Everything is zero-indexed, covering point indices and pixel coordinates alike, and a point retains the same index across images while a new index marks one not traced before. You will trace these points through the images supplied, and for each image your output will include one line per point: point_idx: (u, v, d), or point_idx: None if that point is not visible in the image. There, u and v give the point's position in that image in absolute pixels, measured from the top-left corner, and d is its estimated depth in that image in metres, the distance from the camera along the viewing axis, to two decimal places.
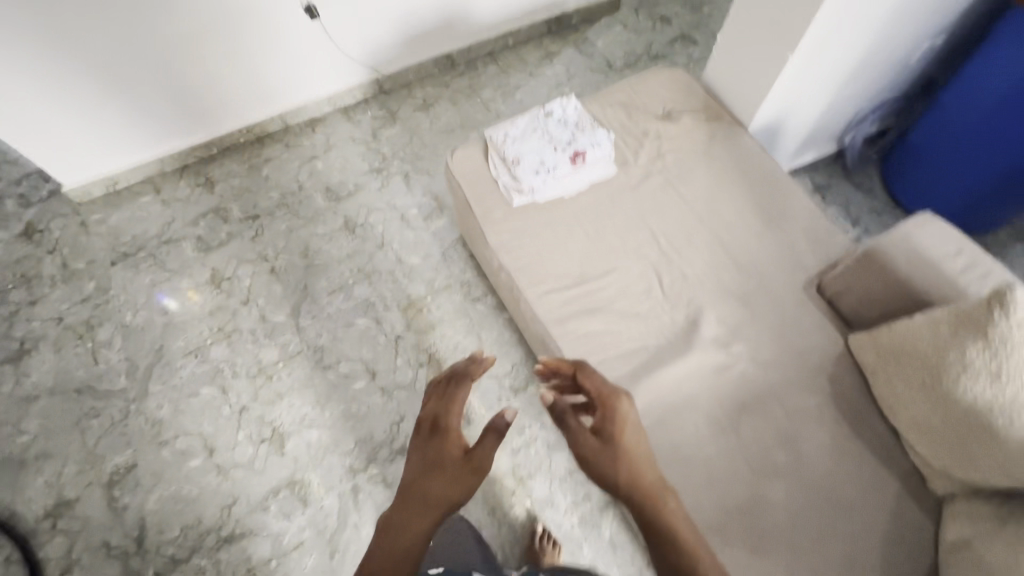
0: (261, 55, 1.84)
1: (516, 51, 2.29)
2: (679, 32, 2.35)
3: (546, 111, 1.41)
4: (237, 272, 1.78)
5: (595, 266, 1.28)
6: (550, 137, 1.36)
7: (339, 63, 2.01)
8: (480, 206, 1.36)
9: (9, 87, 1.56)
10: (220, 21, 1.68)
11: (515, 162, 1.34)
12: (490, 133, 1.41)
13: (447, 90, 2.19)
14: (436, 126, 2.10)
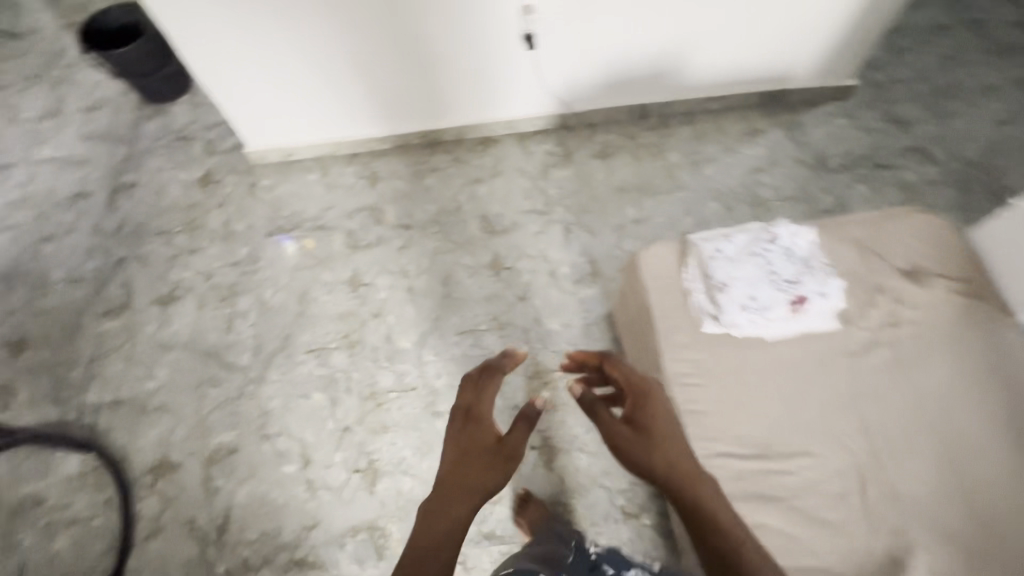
0: (460, 67, 1.76)
1: (716, 118, 2.06)
2: (916, 142, 1.99)
3: (771, 234, 1.20)
4: (376, 280, 1.74)
5: (784, 442, 1.08)
6: (771, 269, 1.15)
7: (531, 93, 1.90)
8: (661, 319, 1.18)
9: (229, 45, 1.60)
10: (433, 26, 1.62)
11: (723, 288, 1.14)
12: (697, 239, 1.22)
13: (631, 143, 2.01)
14: (610, 179, 1.93)
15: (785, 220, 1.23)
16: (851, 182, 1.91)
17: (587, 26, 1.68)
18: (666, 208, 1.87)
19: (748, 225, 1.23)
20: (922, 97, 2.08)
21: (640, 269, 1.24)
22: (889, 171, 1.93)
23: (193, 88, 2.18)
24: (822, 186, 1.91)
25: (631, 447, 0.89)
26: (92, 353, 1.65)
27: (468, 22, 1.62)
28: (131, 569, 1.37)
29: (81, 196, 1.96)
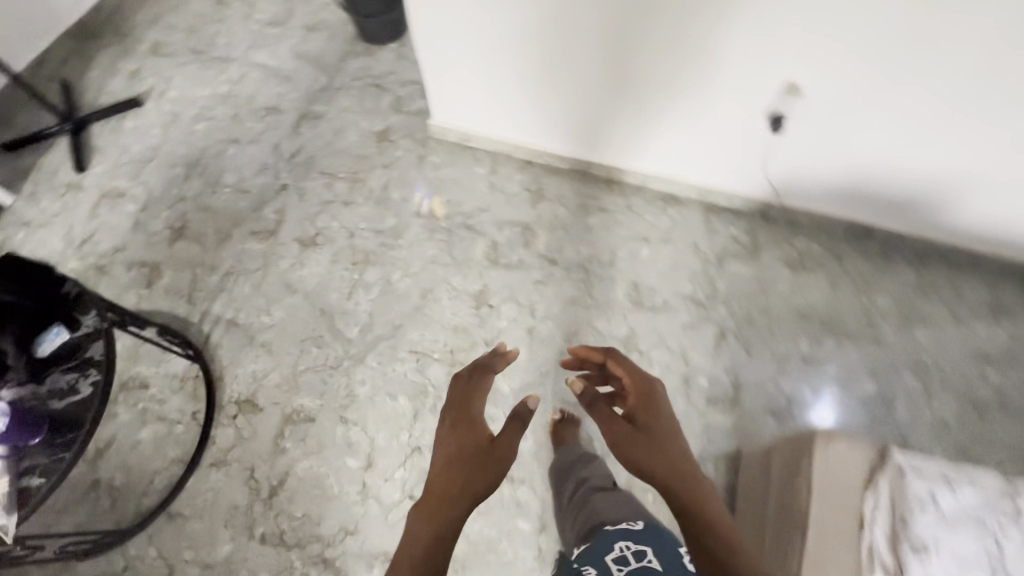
0: (680, 118, 1.55)
1: (957, 273, 1.65)
2: None
3: (1013, 507, 0.90)
4: (501, 306, 1.63)
5: None
6: (994, 555, 0.87)
7: (744, 168, 1.64)
8: (816, 542, 0.95)
9: (457, 26, 1.51)
10: (674, 70, 1.41)
11: (915, 552, 0.88)
12: (901, 462, 0.95)
13: (835, 264, 1.69)
14: (793, 298, 1.64)
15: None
16: None
17: (851, 126, 1.39)
18: (849, 358, 1.55)
19: (980, 476, 0.93)
20: None
21: (810, 463, 1.01)
22: None
23: (404, 39, 2.17)
24: None
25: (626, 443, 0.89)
26: (231, 267, 1.73)
27: (716, 77, 1.40)
28: (189, 488, 1.42)
29: (273, 111, 2.04)
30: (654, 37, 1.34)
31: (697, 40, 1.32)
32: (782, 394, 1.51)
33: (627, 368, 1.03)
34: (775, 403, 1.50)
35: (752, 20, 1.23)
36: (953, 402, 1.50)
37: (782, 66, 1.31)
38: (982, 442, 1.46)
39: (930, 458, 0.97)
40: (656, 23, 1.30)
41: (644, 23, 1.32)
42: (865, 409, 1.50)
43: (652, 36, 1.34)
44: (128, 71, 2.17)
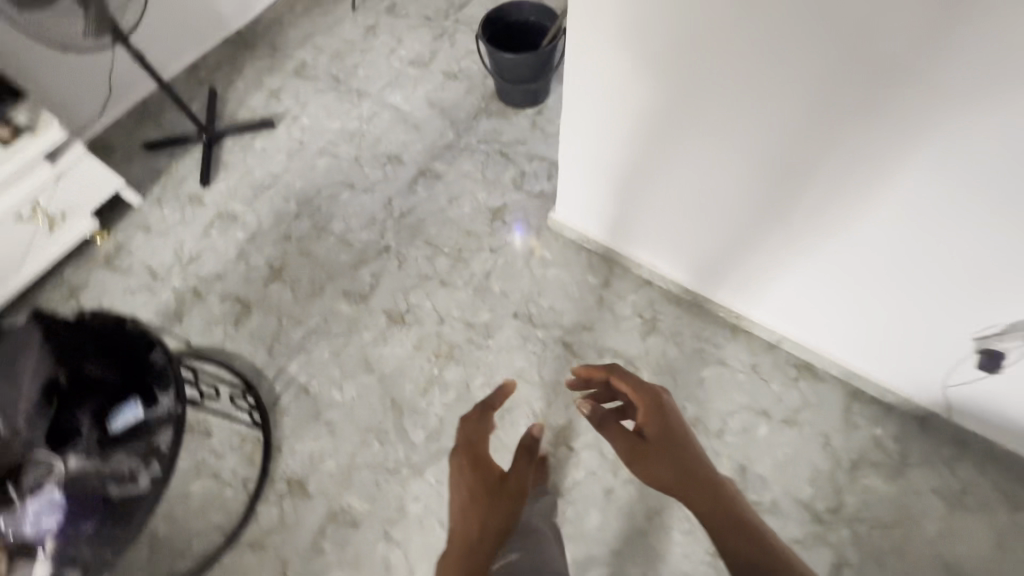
0: (857, 294, 1.29)
1: None
2: None
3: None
4: (582, 450, 1.46)
5: None
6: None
7: (918, 366, 1.35)
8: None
9: (607, 137, 1.36)
10: (872, 246, 1.17)
11: None
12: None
13: (1010, 514, 1.34)
14: (944, 549, 1.32)
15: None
16: None
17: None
18: None
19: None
20: None
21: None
22: None
23: (542, 108, 2.03)
24: None
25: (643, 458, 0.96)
26: (316, 325, 1.67)
27: (919, 263, 1.13)
28: (222, 564, 1.37)
29: (395, 160, 1.97)
30: (860, 208, 1.11)
31: (918, 226, 1.07)
32: None
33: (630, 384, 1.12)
34: None
35: (1005, 220, 0.97)
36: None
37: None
38: None
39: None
40: (872, 193, 1.07)
41: (855, 190, 1.08)
42: None
43: (856, 207, 1.11)
44: (270, 88, 2.19)
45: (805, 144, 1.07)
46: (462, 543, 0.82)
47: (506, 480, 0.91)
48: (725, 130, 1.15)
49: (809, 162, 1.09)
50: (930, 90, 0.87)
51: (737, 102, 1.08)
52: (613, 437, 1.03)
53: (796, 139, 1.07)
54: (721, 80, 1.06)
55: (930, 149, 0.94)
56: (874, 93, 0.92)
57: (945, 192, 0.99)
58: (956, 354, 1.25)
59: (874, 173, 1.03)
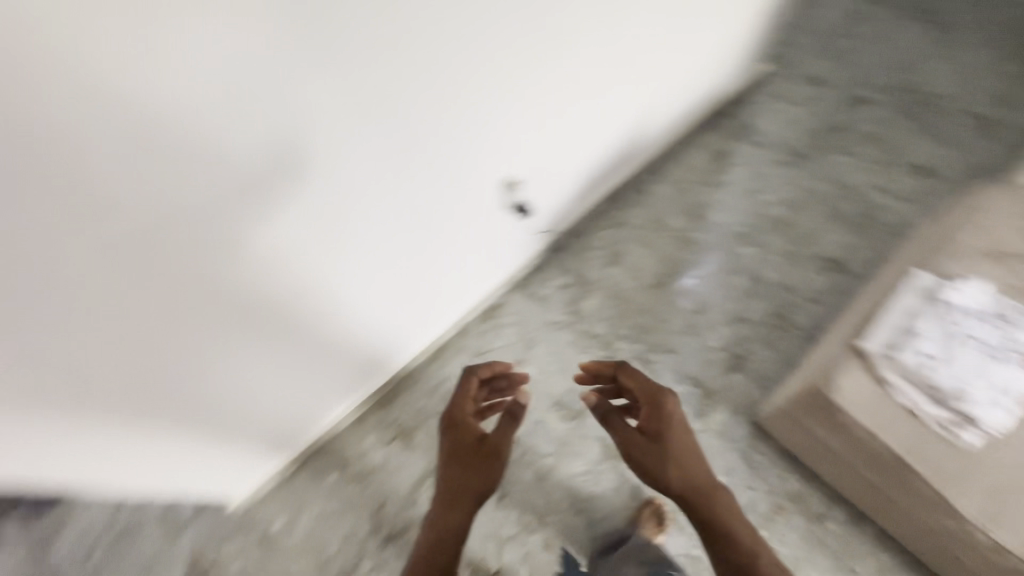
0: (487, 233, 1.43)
1: (677, 159, 1.98)
2: (843, 92, 2.08)
3: (952, 304, 1.11)
4: (504, 557, 1.41)
5: None
6: (983, 345, 1.06)
7: (550, 217, 1.63)
8: (929, 462, 1.03)
9: (166, 428, 1.05)
10: (464, 209, 1.27)
11: (962, 395, 1.03)
12: (900, 347, 1.09)
13: (629, 228, 1.84)
14: (643, 282, 1.75)
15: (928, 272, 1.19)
16: (824, 154, 1.95)
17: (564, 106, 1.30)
18: (712, 282, 1.74)
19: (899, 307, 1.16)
20: (815, 49, 2.17)
21: (852, 410, 1.08)
22: (850, 130, 2.00)
23: None
24: (811, 178, 1.91)
25: (650, 460, 1.11)
26: None
27: (449, 192, 1.18)
28: None
29: None
30: (434, 202, 1.16)
31: (470, 170, 1.18)
32: (718, 349, 1.63)
33: (641, 385, 1.15)
34: (723, 360, 1.61)
35: (428, 133, 1.01)
36: (774, 238, 1.81)
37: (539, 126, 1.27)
38: (812, 239, 1.80)
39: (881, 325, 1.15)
40: (428, 190, 1.12)
41: (420, 204, 1.13)
42: (756, 296, 1.71)
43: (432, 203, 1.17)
44: None
45: (277, 249, 0.93)
46: (456, 497, 1.13)
47: (488, 443, 1.17)
48: (304, 270, 1.02)
49: (305, 248, 0.98)
50: (250, 152, 0.76)
51: (175, 304, 0.85)
52: (619, 434, 1.15)
53: (262, 255, 0.92)
54: (257, 255, 0.91)
55: (425, 133, 1.00)
56: (246, 183, 0.79)
57: (459, 143, 1.09)
58: (554, 190, 1.55)
59: (417, 179, 1.07)
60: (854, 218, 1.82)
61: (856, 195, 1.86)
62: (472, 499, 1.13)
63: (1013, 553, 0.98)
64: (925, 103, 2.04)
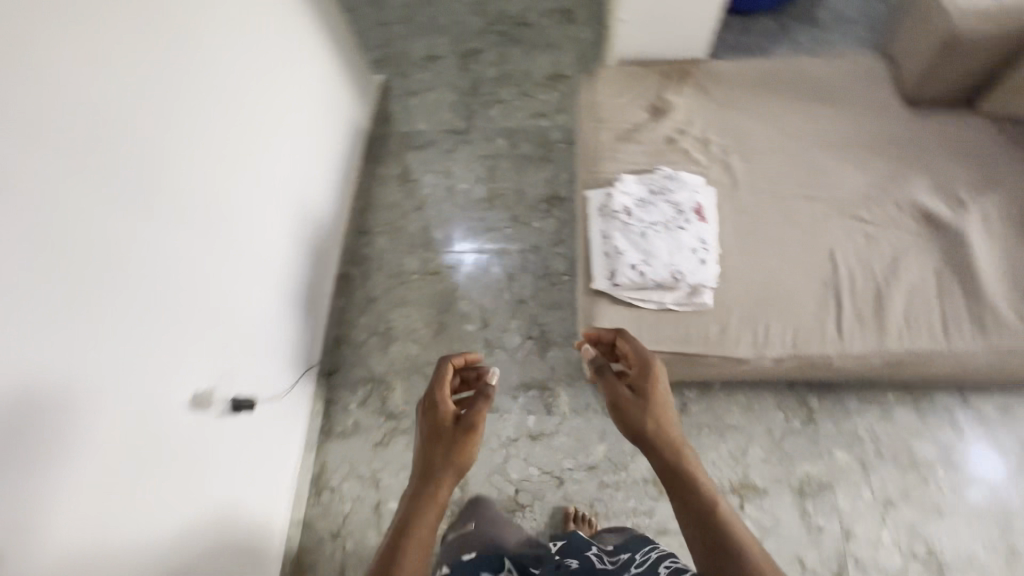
0: (266, 345, 1.35)
1: (373, 206, 1.91)
2: (457, 56, 2.17)
3: (625, 207, 1.19)
4: None
5: (820, 267, 1.16)
6: (664, 225, 1.16)
7: (308, 308, 1.59)
8: (692, 339, 1.12)
9: None
10: (227, 331, 1.18)
11: (674, 273, 1.12)
12: (614, 269, 1.15)
13: (380, 301, 1.76)
14: (425, 337, 1.69)
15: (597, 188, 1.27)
16: (480, 117, 2.03)
17: (255, 192, 1.29)
18: (477, 290, 1.72)
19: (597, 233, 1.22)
20: (412, 33, 2.22)
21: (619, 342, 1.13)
22: (484, 83, 2.10)
23: None
24: (485, 142, 1.98)
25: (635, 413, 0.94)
26: None
27: (197, 320, 1.07)
28: None
29: None
30: (194, 337, 1.06)
31: (213, 287, 1.12)
32: (522, 340, 1.64)
33: (633, 343, 1.05)
34: (532, 347, 1.62)
35: (138, 256, 0.91)
36: (495, 214, 1.84)
37: (251, 216, 1.27)
38: (522, 192, 1.87)
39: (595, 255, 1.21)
40: (183, 326, 1.03)
41: (177, 345, 1.01)
42: (516, 273, 1.74)
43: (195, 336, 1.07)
44: None
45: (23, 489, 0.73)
46: (433, 472, 0.91)
47: (467, 417, 0.96)
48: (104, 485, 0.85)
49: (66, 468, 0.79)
50: None
51: None
52: (608, 390, 1.01)
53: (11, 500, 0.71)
54: (49, 477, 0.76)
55: (143, 249, 0.92)
56: None
57: (187, 261, 1.04)
58: (297, 276, 1.53)
59: (161, 320, 0.97)
60: (536, 152, 1.93)
61: (525, 133, 1.97)
62: (445, 485, 0.90)
63: (787, 357, 1.11)
64: (519, 24, 2.21)
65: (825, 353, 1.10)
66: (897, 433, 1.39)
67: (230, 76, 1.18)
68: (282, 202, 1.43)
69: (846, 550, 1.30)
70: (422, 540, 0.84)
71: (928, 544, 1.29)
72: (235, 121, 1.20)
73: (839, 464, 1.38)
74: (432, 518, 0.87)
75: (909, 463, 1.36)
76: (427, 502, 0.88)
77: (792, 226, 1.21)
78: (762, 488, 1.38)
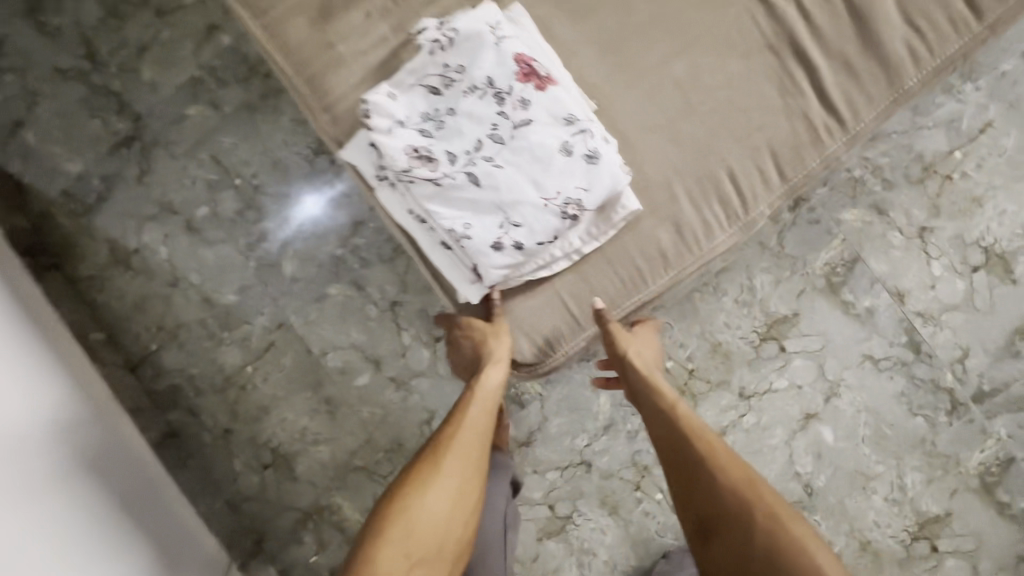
0: (40, 534, 0.82)
1: (119, 323, 1.23)
2: (19, 19, 1.23)
3: (417, 153, 0.74)
4: None
5: (744, 51, 0.82)
6: (494, 142, 0.75)
7: (139, 514, 1.03)
8: (659, 265, 0.82)
9: None
10: None
11: (557, 204, 0.75)
12: (476, 263, 0.75)
13: (237, 428, 1.21)
14: (323, 428, 1.19)
15: (352, 142, 0.79)
16: (137, 93, 1.22)
17: None
18: (333, 332, 1.18)
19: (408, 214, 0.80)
20: None
21: (554, 346, 0.82)
22: (96, 37, 1.23)
23: None
24: (175, 127, 1.21)
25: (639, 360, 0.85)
26: None
27: None
28: None
29: None
30: None
31: None
32: (433, 348, 1.16)
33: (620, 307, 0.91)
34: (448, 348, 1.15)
35: None
36: (297, 198, 1.18)
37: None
38: (281, 163, 1.19)
39: (433, 251, 0.80)
40: None
41: None
42: (360, 273, 1.17)
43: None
44: None
45: None
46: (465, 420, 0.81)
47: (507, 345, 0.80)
48: None
49: None
50: None
51: None
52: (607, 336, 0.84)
53: None
54: None
55: None
56: None
57: None
58: (93, 464, 0.99)
59: None
60: (253, 90, 1.19)
61: (215, 72, 1.20)
62: (484, 400, 0.82)
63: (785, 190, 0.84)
64: None
65: (824, 152, 0.82)
66: (896, 146, 1.05)
67: None
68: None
69: (908, 314, 1.06)
70: (455, 458, 0.78)
71: (983, 245, 1.04)
72: None
73: (855, 227, 1.06)
74: (468, 440, 0.80)
75: (926, 170, 1.05)
76: (466, 415, 0.81)
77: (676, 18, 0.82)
78: (791, 313, 1.08)
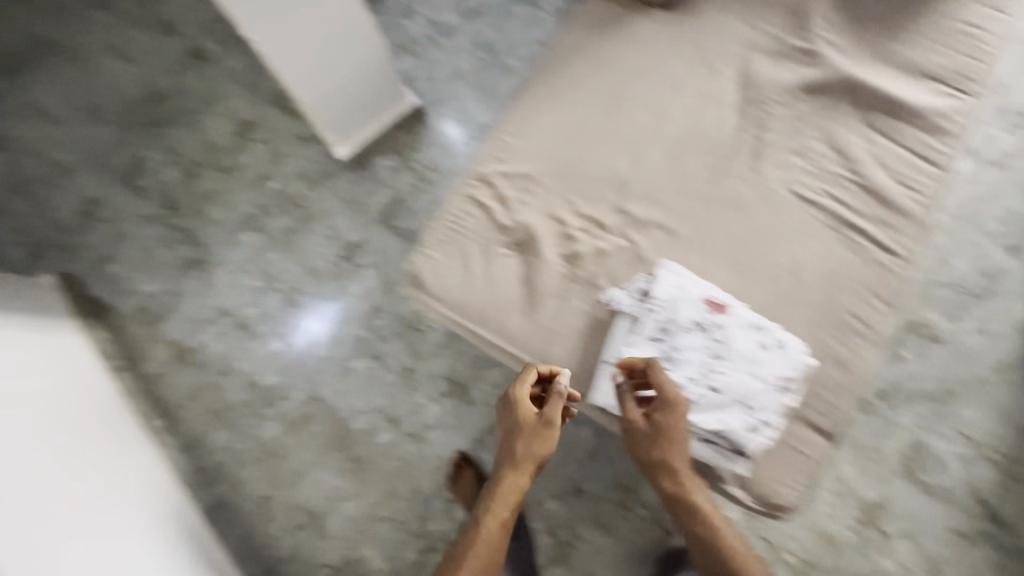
0: (108, 489, 1.15)
1: (175, 408, 1.47)
2: (119, 184, 1.66)
3: (666, 385, 0.86)
4: None
5: (807, 222, 1.00)
6: (720, 358, 0.86)
7: (175, 537, 1.22)
8: (839, 394, 0.92)
9: None
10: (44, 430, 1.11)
11: (777, 385, 0.86)
12: (736, 446, 0.85)
13: (273, 494, 1.40)
14: (350, 486, 1.38)
15: (604, 387, 0.90)
16: (203, 227, 1.59)
17: (80, 389, 1.32)
18: (358, 399, 1.43)
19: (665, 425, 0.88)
20: (39, 197, 1.66)
21: (803, 482, 0.89)
22: (174, 192, 1.63)
23: None
24: (232, 250, 1.57)
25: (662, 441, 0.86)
26: None
27: None
28: None
29: None
30: None
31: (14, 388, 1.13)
32: (442, 406, 1.40)
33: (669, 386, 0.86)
34: (454, 404, 1.40)
35: None
36: (331, 295, 1.50)
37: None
38: (314, 269, 1.53)
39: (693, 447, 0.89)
40: None
41: None
42: (380, 350, 1.45)
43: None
44: None
45: None
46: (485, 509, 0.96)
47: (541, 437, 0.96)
48: None
49: None
50: None
51: None
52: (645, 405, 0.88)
53: None
54: None
55: None
56: None
57: None
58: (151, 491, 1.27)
59: None
60: (292, 218, 1.57)
61: (265, 208, 1.59)
62: (508, 495, 0.96)
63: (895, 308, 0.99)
64: (151, 100, 1.71)
65: (902, 278, 0.98)
66: None
67: (25, 308, 1.38)
68: (126, 415, 1.40)
69: None
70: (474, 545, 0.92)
71: None
72: (27, 320, 1.33)
73: None
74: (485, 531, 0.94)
75: None
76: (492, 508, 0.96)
77: (749, 219, 1.00)
78: None
